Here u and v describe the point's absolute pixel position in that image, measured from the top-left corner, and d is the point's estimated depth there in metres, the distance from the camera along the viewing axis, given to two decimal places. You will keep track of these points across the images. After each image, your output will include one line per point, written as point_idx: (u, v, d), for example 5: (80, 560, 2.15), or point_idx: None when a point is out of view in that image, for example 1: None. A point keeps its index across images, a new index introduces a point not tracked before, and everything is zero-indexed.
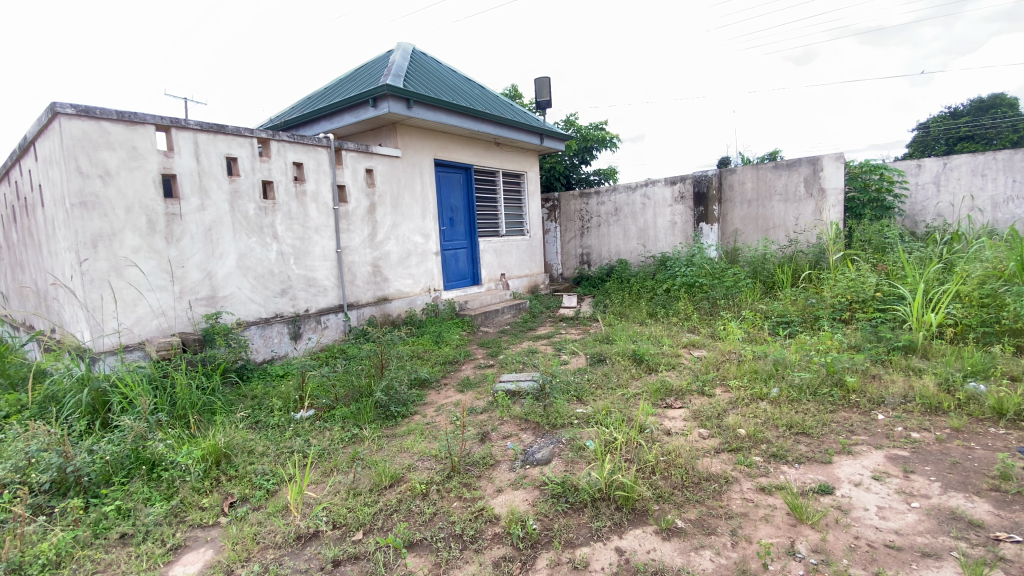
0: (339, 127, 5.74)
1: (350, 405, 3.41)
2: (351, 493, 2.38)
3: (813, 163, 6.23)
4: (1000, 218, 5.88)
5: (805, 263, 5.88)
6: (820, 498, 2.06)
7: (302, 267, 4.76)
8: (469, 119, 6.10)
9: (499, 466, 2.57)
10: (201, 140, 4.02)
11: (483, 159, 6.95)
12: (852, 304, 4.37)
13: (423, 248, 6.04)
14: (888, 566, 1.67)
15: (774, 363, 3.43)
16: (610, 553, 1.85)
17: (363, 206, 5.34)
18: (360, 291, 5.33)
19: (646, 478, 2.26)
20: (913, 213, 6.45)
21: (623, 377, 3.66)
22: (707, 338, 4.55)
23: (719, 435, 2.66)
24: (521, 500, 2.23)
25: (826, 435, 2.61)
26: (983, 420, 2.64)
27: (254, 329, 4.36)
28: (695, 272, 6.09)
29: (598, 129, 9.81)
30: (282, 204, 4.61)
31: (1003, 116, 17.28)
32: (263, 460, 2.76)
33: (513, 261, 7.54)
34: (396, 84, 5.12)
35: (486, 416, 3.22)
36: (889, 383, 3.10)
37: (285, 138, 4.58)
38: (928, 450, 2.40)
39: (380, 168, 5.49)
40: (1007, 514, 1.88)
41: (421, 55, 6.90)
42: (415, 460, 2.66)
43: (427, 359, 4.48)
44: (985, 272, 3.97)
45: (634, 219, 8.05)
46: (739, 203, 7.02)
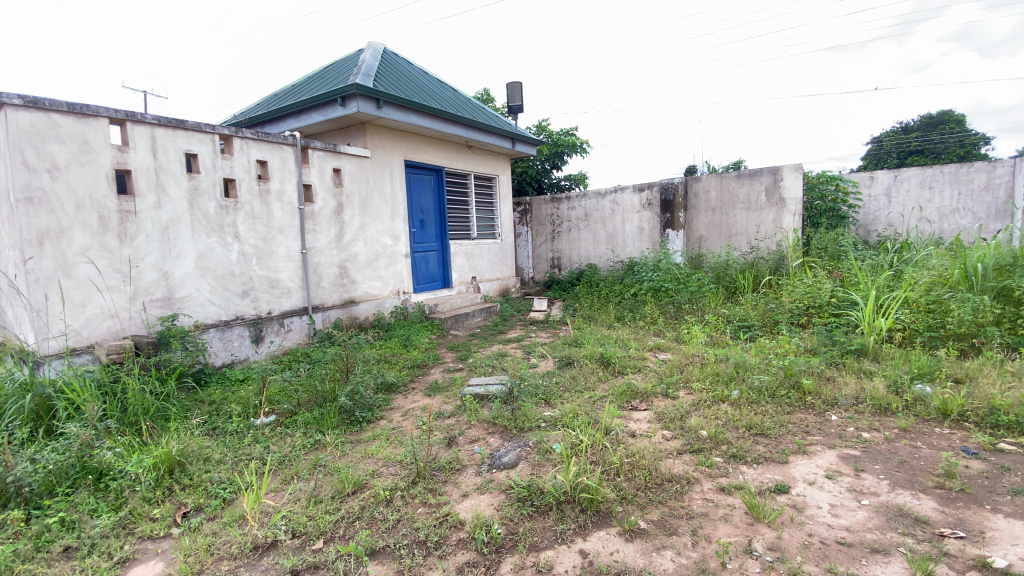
0: (306, 125, 5.62)
1: (313, 411, 3.33)
2: (312, 501, 2.31)
3: (773, 173, 6.44)
4: (946, 228, 6.21)
5: (765, 269, 6.07)
6: (777, 497, 2.12)
7: (264, 268, 4.63)
8: (440, 121, 6.07)
9: (465, 471, 2.54)
10: (159, 135, 3.87)
11: (454, 162, 6.92)
12: (809, 309, 4.54)
13: (392, 250, 5.96)
14: (839, 562, 1.72)
15: (735, 366, 3.53)
16: (574, 556, 1.85)
17: (329, 207, 5.24)
18: (326, 293, 5.22)
19: (611, 480, 2.29)
20: (866, 222, 6.76)
21: (591, 381, 3.69)
22: (672, 341, 4.64)
23: (681, 437, 2.71)
24: (487, 505, 2.21)
25: (783, 436, 2.69)
26: (929, 420, 2.78)
27: (213, 332, 4.20)
28: (661, 277, 6.22)
29: (569, 135, 9.92)
30: (245, 203, 4.47)
31: (950, 132, 18.33)
32: (220, 468, 2.66)
33: (484, 264, 7.52)
34: (365, 83, 5.05)
35: (454, 420, 3.19)
36: (842, 385, 3.23)
37: (248, 135, 4.45)
38: (877, 449, 2.51)
39: (348, 167, 5.39)
40: (951, 510, 1.98)
41: (392, 55, 6.83)
42: (380, 466, 2.61)
43: (395, 363, 4.41)
44: (932, 280, 4.19)
45: (603, 224, 8.16)
46: (704, 211, 7.21)
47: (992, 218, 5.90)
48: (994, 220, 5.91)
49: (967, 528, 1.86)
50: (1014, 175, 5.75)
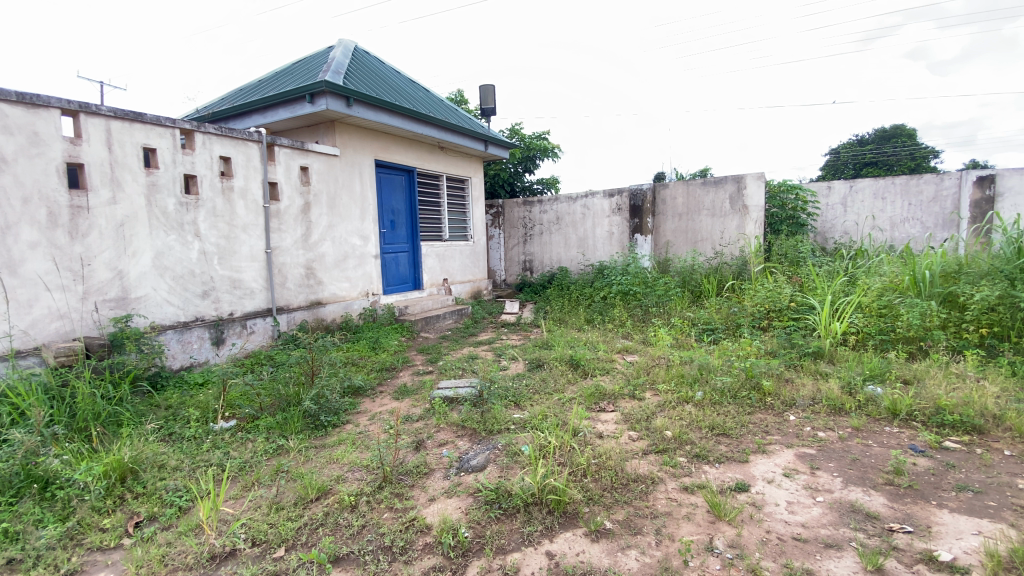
0: (273, 121, 5.48)
1: (275, 415, 3.24)
2: (274, 508, 2.25)
3: (737, 181, 6.64)
4: (897, 237, 6.54)
5: (729, 273, 6.25)
6: (737, 496, 2.18)
7: (226, 267, 4.48)
8: (412, 121, 6.01)
9: (433, 475, 2.51)
10: (115, 128, 3.70)
11: (426, 162, 6.86)
12: (770, 313, 4.69)
13: (361, 250, 5.87)
14: (795, 558, 1.78)
15: (699, 368, 3.62)
16: (540, 557, 1.86)
17: (296, 206, 5.12)
18: (291, 294, 5.09)
19: (578, 481, 2.31)
20: (824, 230, 7.06)
21: (560, 383, 3.71)
22: (639, 344, 4.72)
23: (647, 437, 2.76)
24: (454, 508, 2.19)
25: (744, 436, 2.77)
26: (879, 420, 2.91)
27: (171, 333, 4.04)
28: (630, 280, 6.33)
29: (541, 140, 9.98)
30: (206, 200, 4.32)
31: (902, 146, 19.32)
32: (176, 475, 2.55)
33: (455, 265, 7.48)
34: (335, 80, 4.96)
35: (422, 423, 3.15)
36: (800, 386, 3.35)
37: (211, 131, 4.31)
38: (832, 448, 2.61)
39: (316, 166, 5.29)
40: (900, 506, 2.07)
41: (364, 53, 6.74)
42: (345, 471, 2.55)
43: (362, 366, 4.33)
44: (883, 285, 4.41)
45: (574, 228, 8.24)
46: (671, 217, 7.38)
47: (940, 227, 6.22)
48: (941, 230, 6.23)
49: (915, 523, 1.95)
50: (960, 187, 6.06)
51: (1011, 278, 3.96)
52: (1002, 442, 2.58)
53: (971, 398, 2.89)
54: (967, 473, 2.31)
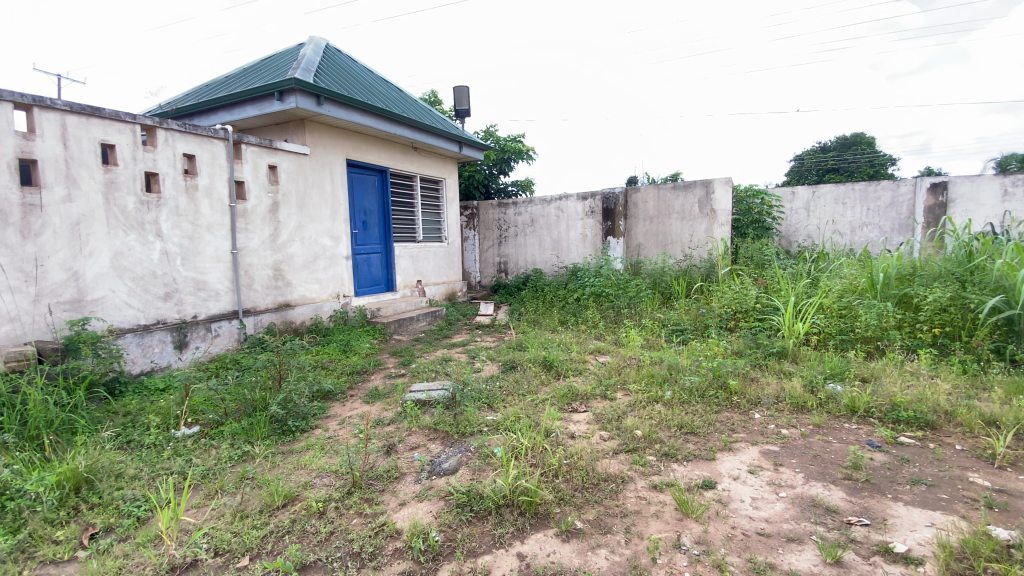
0: (240, 119, 5.34)
1: (241, 420, 3.14)
2: (238, 516, 2.18)
3: (705, 186, 6.80)
4: (856, 241, 6.80)
5: (698, 276, 6.39)
6: (704, 493, 2.23)
7: (190, 269, 4.34)
8: (385, 121, 5.95)
9: (404, 479, 2.48)
10: (71, 123, 3.54)
11: (399, 162, 6.80)
12: (736, 314, 4.80)
13: (331, 251, 5.77)
14: (759, 552, 1.83)
15: (669, 368, 3.69)
16: (511, 559, 1.86)
17: (264, 205, 5.00)
18: (258, 296, 4.96)
19: (549, 481, 2.31)
20: (788, 233, 7.30)
21: (533, 384, 3.72)
22: (611, 345, 4.78)
23: (618, 437, 2.80)
24: (425, 512, 2.17)
25: (711, 434, 2.83)
26: (839, 417, 3.02)
27: (130, 337, 3.88)
28: (602, 282, 6.41)
29: (516, 142, 10.01)
30: (169, 199, 4.17)
31: (862, 153, 20.14)
32: (134, 485, 2.45)
33: (429, 267, 7.42)
34: (305, 78, 4.86)
35: (393, 427, 3.11)
36: (765, 385, 3.44)
37: (175, 127, 4.17)
38: (794, 444, 2.69)
39: (285, 165, 5.18)
40: (857, 500, 2.15)
41: (335, 51, 6.63)
42: (313, 477, 2.50)
43: (332, 369, 4.25)
44: (844, 287, 4.58)
45: (548, 230, 8.28)
46: (642, 220, 7.51)
47: (896, 232, 6.51)
48: (897, 234, 6.51)
49: (872, 516, 2.03)
50: (915, 194, 6.35)
51: (961, 281, 4.17)
52: (953, 437, 2.71)
53: (924, 396, 3.03)
54: (921, 467, 2.41)
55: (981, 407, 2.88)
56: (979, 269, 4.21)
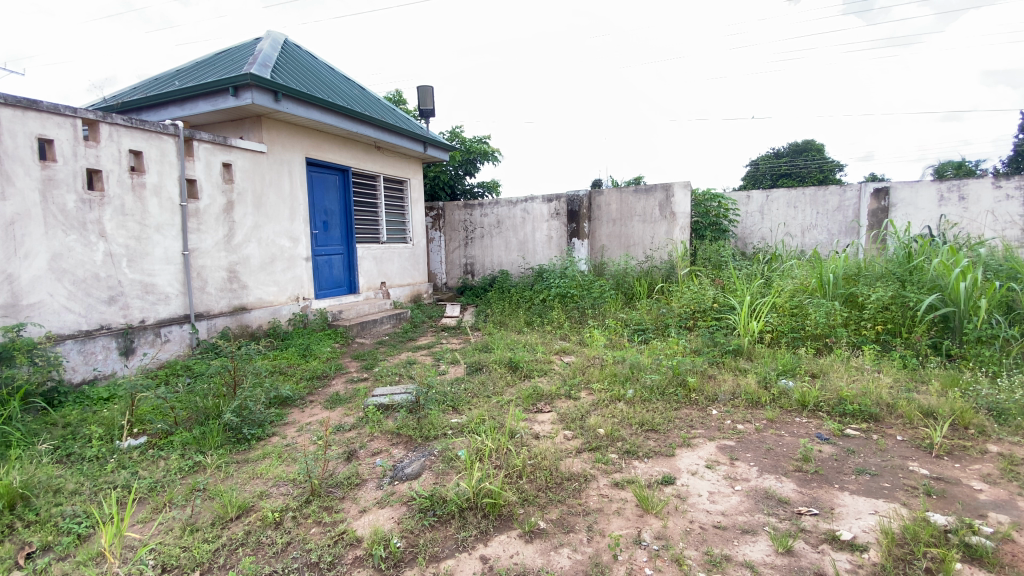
0: (192, 114, 5.12)
1: (192, 430, 3.01)
2: (187, 530, 2.08)
3: (666, 189, 6.99)
4: (807, 242, 7.12)
5: (659, 276, 6.55)
6: (664, 489, 2.28)
7: (137, 271, 4.12)
8: (346, 119, 5.83)
9: (365, 485, 2.43)
10: (3, 116, 3.31)
11: (361, 162, 6.67)
12: (695, 313, 4.94)
13: (290, 252, 5.60)
14: (715, 545, 1.88)
15: (631, 367, 3.76)
16: (474, 562, 1.85)
17: (217, 204, 4.81)
18: (212, 299, 4.76)
19: (513, 483, 2.31)
20: (744, 235, 7.58)
21: (498, 385, 3.72)
22: (576, 345, 4.83)
23: (581, 436, 2.83)
24: (386, 519, 2.13)
25: (671, 430, 2.90)
26: (790, 411, 3.15)
27: (70, 344, 3.64)
28: (567, 284, 6.49)
29: (481, 143, 10.00)
30: (113, 198, 3.96)
31: (812, 159, 21.14)
32: (75, 500, 2.31)
33: (394, 269, 7.30)
34: (261, 73, 4.70)
35: (355, 433, 3.04)
36: (722, 381, 3.55)
37: (120, 122, 3.97)
38: (749, 439, 2.79)
39: (241, 163, 5.00)
40: (807, 490, 2.25)
41: (294, 47, 6.46)
42: (269, 487, 2.42)
43: (290, 375, 4.12)
44: (795, 287, 4.78)
45: (514, 231, 8.30)
46: (606, 222, 7.64)
47: (843, 234, 6.85)
48: (843, 236, 6.85)
49: (820, 506, 2.12)
50: (859, 198, 6.70)
51: (901, 280, 4.43)
52: (894, 428, 2.87)
53: (868, 389, 3.20)
54: (866, 458, 2.54)
55: (919, 400, 3.06)
56: (917, 269, 4.48)
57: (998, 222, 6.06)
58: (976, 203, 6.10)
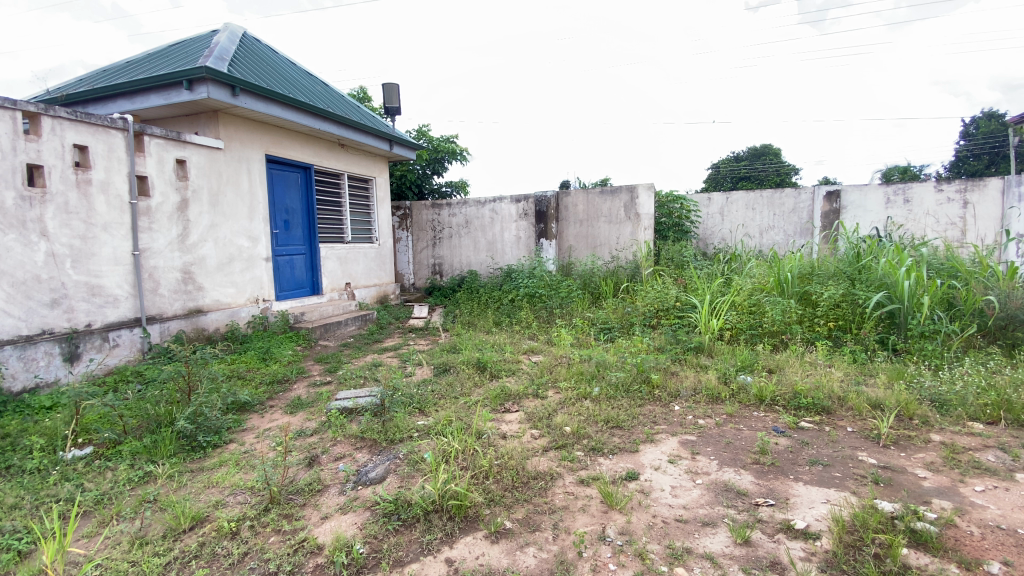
0: (143, 108, 4.90)
1: (143, 438, 2.87)
2: (137, 543, 1.99)
3: (631, 191, 7.15)
4: (764, 243, 7.37)
5: (624, 276, 6.66)
6: (628, 484, 2.32)
7: (82, 272, 3.90)
8: (308, 116, 5.69)
9: (327, 491, 2.37)
10: None
11: (325, 159, 6.52)
12: (658, 312, 5.04)
13: (249, 252, 5.42)
14: (677, 538, 1.93)
15: (597, 365, 3.82)
16: (440, 565, 1.83)
17: (171, 203, 4.61)
18: (165, 301, 4.55)
19: (479, 483, 2.30)
20: (705, 236, 7.79)
21: (466, 386, 3.69)
22: (544, 344, 4.86)
23: (547, 435, 2.84)
24: (349, 525, 2.08)
25: (635, 427, 2.95)
26: (749, 405, 3.25)
27: (8, 350, 3.42)
28: (535, 283, 6.52)
29: (449, 142, 9.94)
30: (56, 195, 3.74)
31: (769, 163, 21.97)
32: (11, 516, 2.16)
33: (359, 269, 7.15)
34: (217, 67, 4.54)
35: (316, 438, 2.96)
36: (684, 377, 3.64)
37: (64, 115, 3.75)
38: (710, 433, 2.87)
39: (196, 160, 4.81)
40: (764, 482, 2.32)
41: (253, 41, 6.26)
42: (225, 496, 2.33)
43: (250, 380, 3.99)
44: (754, 286, 4.94)
45: (483, 232, 8.28)
46: (573, 223, 7.72)
47: (798, 235, 7.13)
48: (798, 237, 7.13)
49: (776, 497, 2.20)
50: (813, 201, 6.99)
51: (851, 279, 4.65)
52: (845, 420, 3.00)
53: (821, 383, 3.34)
54: (818, 449, 2.65)
55: (868, 392, 3.21)
56: (865, 268, 4.72)
57: (940, 223, 6.41)
58: (920, 206, 6.45)
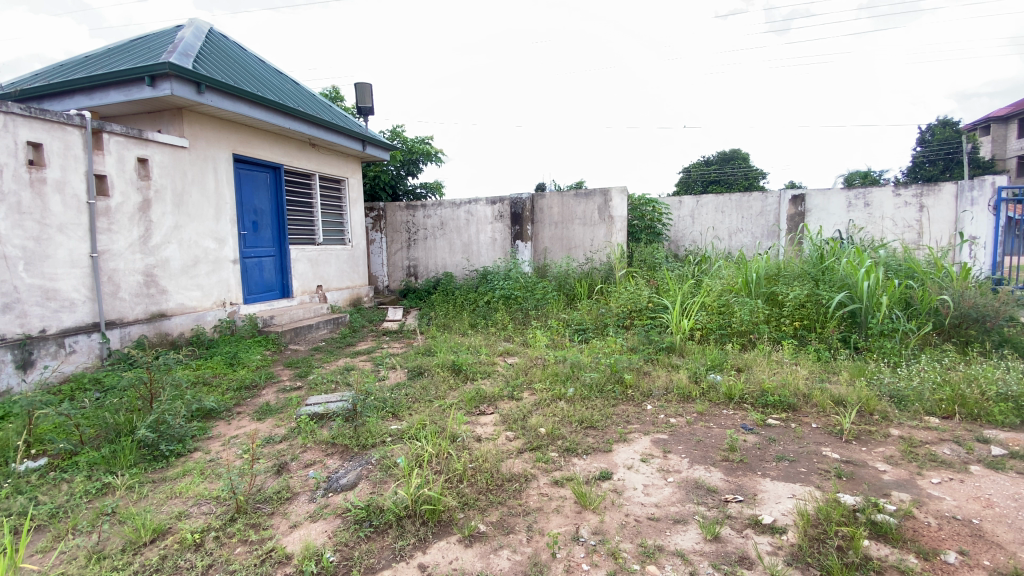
0: (102, 105, 4.72)
1: (101, 448, 2.75)
2: (94, 558, 1.90)
3: (604, 194, 7.25)
4: (732, 245, 7.56)
5: (598, 278, 6.73)
6: (601, 484, 2.34)
7: (36, 275, 3.73)
8: (277, 115, 5.56)
9: (297, 499, 2.32)
10: None
11: (295, 159, 6.39)
12: (631, 313, 5.12)
13: (215, 254, 5.26)
14: (649, 536, 1.95)
15: (571, 366, 3.85)
16: (412, 571, 1.80)
17: (132, 203, 4.44)
18: (125, 305, 4.38)
19: (453, 487, 2.28)
20: (676, 238, 7.93)
21: (441, 390, 3.66)
22: (519, 346, 4.87)
23: (522, 436, 2.84)
24: (319, 533, 2.04)
25: (609, 427, 2.98)
26: (718, 404, 3.32)
27: None
28: (511, 285, 6.52)
29: (423, 143, 9.88)
30: (7, 194, 3.56)
31: (737, 168, 22.61)
32: None
33: (331, 271, 7.03)
34: (181, 63, 4.40)
35: (286, 445, 2.90)
36: (656, 377, 3.70)
37: (17, 111, 3.58)
38: (681, 431, 2.92)
39: (158, 158, 4.65)
40: (733, 478, 2.38)
41: (220, 37, 6.09)
42: (189, 506, 2.25)
43: (216, 386, 3.87)
44: (723, 287, 5.05)
45: (458, 233, 8.24)
46: (548, 225, 7.77)
47: (765, 237, 7.33)
48: (766, 239, 7.33)
49: (745, 493, 2.25)
50: (779, 204, 7.20)
51: (814, 279, 4.80)
52: (809, 416, 3.10)
53: (787, 381, 3.44)
54: (785, 445, 2.72)
55: (831, 390, 3.32)
56: (828, 269, 4.89)
57: (897, 226, 6.68)
58: (879, 209, 6.71)
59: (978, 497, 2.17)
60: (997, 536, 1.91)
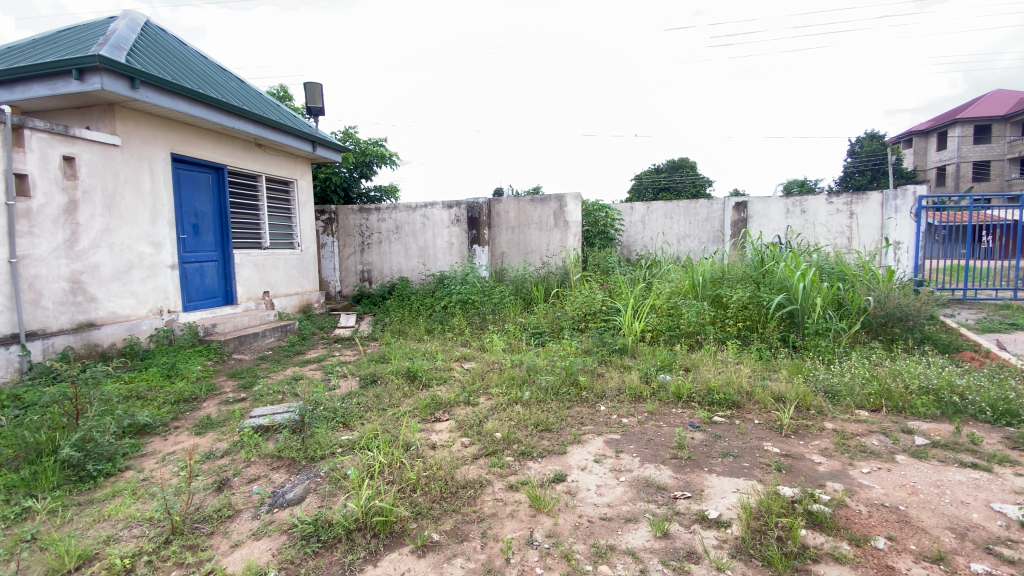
0: (23, 99, 4.37)
1: (19, 470, 2.52)
2: None
3: (559, 200, 7.38)
4: (681, 250, 7.83)
5: (554, 282, 6.82)
6: (555, 486, 2.37)
7: None
8: (220, 113, 5.32)
9: (240, 516, 2.21)
10: None
11: (239, 160, 6.13)
12: (586, 316, 5.21)
13: (151, 259, 4.96)
14: (601, 536, 1.99)
15: (527, 369, 3.87)
16: None
17: (57, 204, 4.13)
18: (49, 315, 4.06)
19: (406, 497, 2.24)
20: (628, 243, 8.14)
21: (395, 397, 3.60)
22: (476, 351, 4.85)
23: (478, 442, 2.83)
24: (262, 551, 1.95)
25: (563, 429, 3.02)
26: (668, 403, 3.43)
27: None
28: (468, 289, 6.50)
29: (377, 146, 9.72)
30: None
31: (685, 176, 23.55)
32: None
33: (279, 276, 6.77)
34: (113, 56, 4.13)
35: (227, 460, 2.76)
36: (609, 378, 3.78)
37: None
38: (633, 431, 2.99)
39: (87, 157, 4.35)
40: (682, 475, 2.46)
41: (157, 31, 5.77)
42: (118, 530, 2.10)
43: (151, 400, 3.63)
44: (672, 290, 5.23)
45: (414, 237, 8.14)
46: (505, 229, 7.81)
47: (710, 242, 7.64)
48: (711, 243, 7.64)
49: (692, 489, 2.33)
50: (724, 211, 7.54)
51: (756, 282, 5.06)
52: (752, 413, 3.25)
53: (731, 379, 3.59)
54: (730, 441, 2.85)
55: (772, 387, 3.50)
56: (768, 273, 5.16)
57: (830, 232, 7.13)
58: (814, 216, 7.16)
59: (904, 485, 2.35)
60: (921, 521, 2.06)
